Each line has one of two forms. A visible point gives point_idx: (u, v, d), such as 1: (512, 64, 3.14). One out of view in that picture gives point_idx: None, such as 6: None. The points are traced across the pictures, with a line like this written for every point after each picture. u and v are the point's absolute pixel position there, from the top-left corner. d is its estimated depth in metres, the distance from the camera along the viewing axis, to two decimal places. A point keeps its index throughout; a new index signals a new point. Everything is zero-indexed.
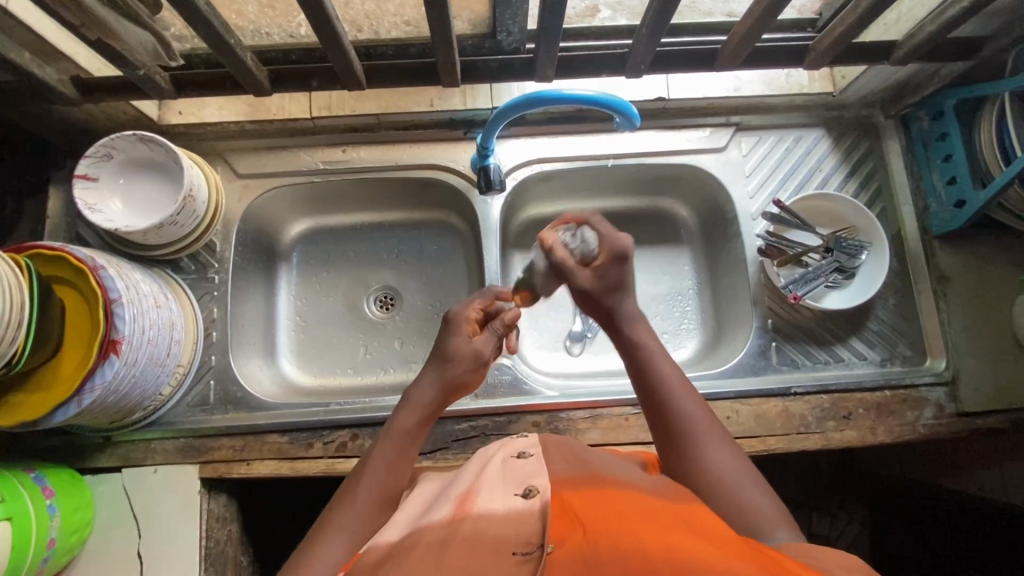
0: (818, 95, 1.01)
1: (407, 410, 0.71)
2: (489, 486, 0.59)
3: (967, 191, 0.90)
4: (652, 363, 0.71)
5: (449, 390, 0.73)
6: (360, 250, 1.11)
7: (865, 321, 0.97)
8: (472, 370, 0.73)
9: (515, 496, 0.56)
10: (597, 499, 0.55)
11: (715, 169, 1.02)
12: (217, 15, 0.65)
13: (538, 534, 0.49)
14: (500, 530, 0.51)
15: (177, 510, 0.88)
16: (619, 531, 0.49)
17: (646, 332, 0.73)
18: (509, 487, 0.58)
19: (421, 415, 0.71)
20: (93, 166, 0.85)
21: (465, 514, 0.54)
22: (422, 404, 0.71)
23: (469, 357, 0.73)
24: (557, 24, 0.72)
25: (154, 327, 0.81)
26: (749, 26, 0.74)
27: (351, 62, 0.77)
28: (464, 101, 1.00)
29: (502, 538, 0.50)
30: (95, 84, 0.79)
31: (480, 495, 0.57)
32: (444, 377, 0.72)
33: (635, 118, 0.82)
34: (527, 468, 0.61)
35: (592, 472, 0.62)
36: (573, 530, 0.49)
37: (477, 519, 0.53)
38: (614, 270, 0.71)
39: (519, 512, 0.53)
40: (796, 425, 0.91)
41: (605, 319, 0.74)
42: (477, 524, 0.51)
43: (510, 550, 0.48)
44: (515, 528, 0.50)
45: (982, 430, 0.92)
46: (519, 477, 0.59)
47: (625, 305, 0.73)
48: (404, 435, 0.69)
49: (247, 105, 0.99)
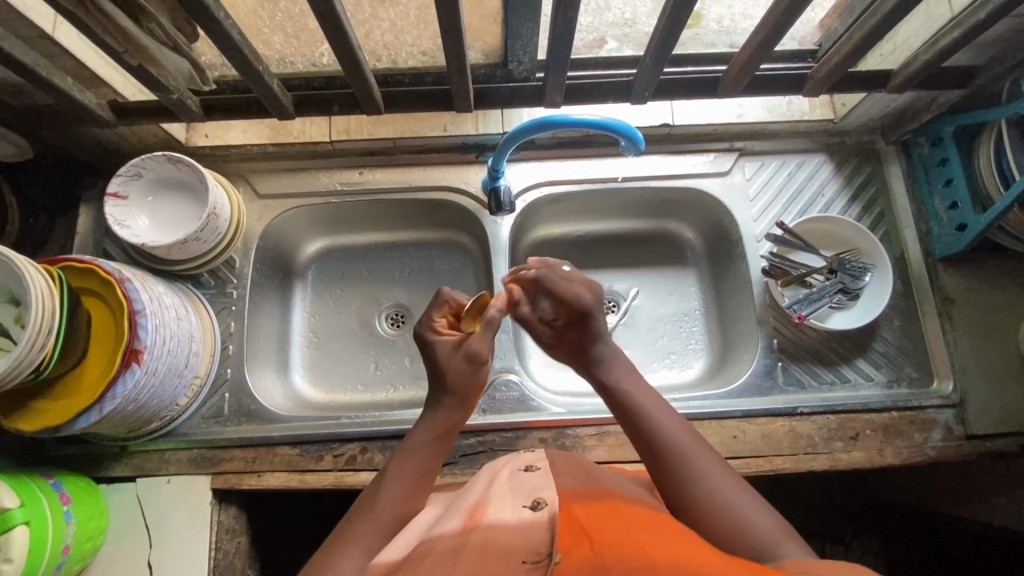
0: (819, 122, 1.04)
1: (425, 426, 0.72)
2: (498, 496, 0.60)
3: (968, 215, 0.92)
4: (634, 397, 0.72)
5: (464, 401, 0.73)
6: (374, 270, 1.14)
7: (871, 343, 0.98)
8: (472, 371, 0.72)
9: (523, 507, 0.57)
10: (606, 510, 0.57)
11: (720, 193, 1.05)
12: (247, 44, 0.69)
13: (547, 543, 0.51)
14: (511, 540, 0.52)
15: (188, 520, 0.89)
16: (627, 540, 0.51)
17: (620, 373, 0.74)
18: (517, 499, 0.59)
19: (434, 432, 0.72)
20: (124, 185, 0.89)
21: (475, 524, 0.55)
22: (443, 420, 0.72)
23: (459, 360, 0.72)
24: (565, 55, 0.77)
25: (173, 338, 0.84)
26: (748, 57, 0.78)
27: (371, 89, 0.82)
28: (476, 126, 1.04)
29: (511, 547, 0.51)
30: (130, 107, 0.83)
31: (490, 506, 0.58)
32: (446, 391, 0.72)
33: (639, 141, 0.85)
34: (535, 481, 0.62)
35: (601, 486, 0.63)
36: (581, 541, 0.51)
37: (487, 530, 0.54)
38: (577, 328, 0.75)
39: (528, 522, 0.54)
40: (803, 445, 0.91)
41: (581, 366, 0.77)
42: (486, 534, 0.53)
43: (520, 558, 0.50)
44: (525, 537, 0.52)
45: (992, 453, 0.92)
46: (527, 491, 0.60)
47: (599, 350, 0.76)
48: (421, 449, 0.70)
49: (270, 129, 1.03)
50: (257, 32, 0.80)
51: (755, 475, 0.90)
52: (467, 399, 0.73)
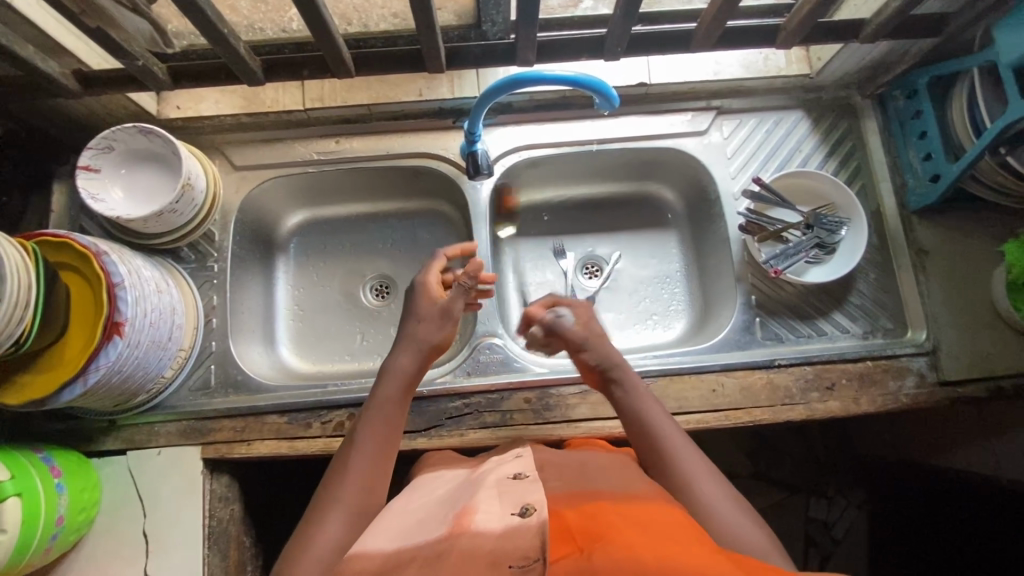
0: (795, 78, 1.04)
1: (387, 382, 0.76)
2: (485, 504, 0.59)
3: (941, 165, 0.93)
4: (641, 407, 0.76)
5: (424, 354, 0.79)
6: (356, 241, 1.14)
7: (847, 295, 1.00)
8: (440, 325, 0.81)
9: (512, 515, 0.56)
10: (596, 514, 0.58)
11: (698, 152, 1.05)
12: (210, 4, 0.68)
13: (537, 549, 0.50)
14: (497, 547, 0.52)
15: (180, 491, 0.91)
16: (618, 543, 0.52)
17: (633, 382, 0.80)
18: (506, 507, 0.58)
19: (401, 387, 0.76)
20: (95, 157, 0.88)
21: (462, 530, 0.55)
22: (402, 373, 0.77)
23: (435, 315, 0.81)
24: (534, 10, 0.75)
25: (154, 310, 0.84)
26: (719, 7, 0.76)
27: (341, 51, 0.80)
28: (452, 90, 1.03)
29: (498, 554, 0.51)
30: (95, 76, 0.81)
31: (477, 512, 0.58)
32: (414, 343, 0.79)
33: (614, 98, 0.84)
34: (522, 488, 0.61)
35: (589, 488, 0.64)
36: (572, 548, 0.52)
37: (474, 536, 0.54)
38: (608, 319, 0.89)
39: (515, 528, 0.54)
40: (780, 397, 0.93)
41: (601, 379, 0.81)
42: (471, 541, 0.53)
43: (506, 564, 0.49)
44: (512, 542, 0.51)
45: (965, 399, 0.94)
46: (514, 498, 0.59)
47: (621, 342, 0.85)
48: (387, 403, 0.74)
49: (242, 98, 1.01)
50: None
51: (735, 427, 0.92)
52: (429, 354, 0.80)
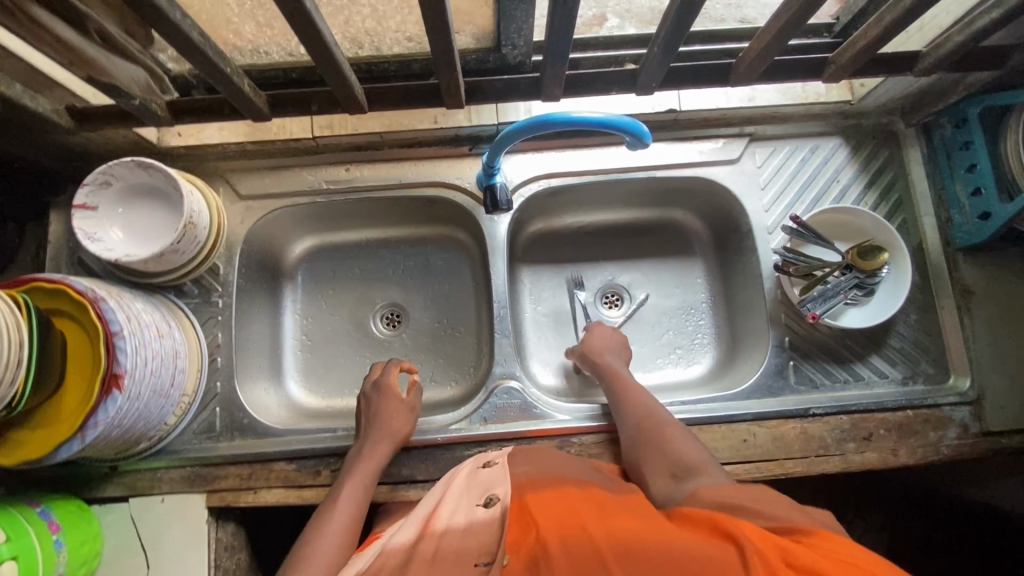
0: (836, 104, 0.97)
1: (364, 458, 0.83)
2: (454, 498, 0.68)
3: (993, 203, 0.87)
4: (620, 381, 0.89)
5: (397, 440, 0.85)
6: (366, 268, 1.09)
7: (886, 338, 0.94)
8: (410, 418, 0.87)
9: (476, 506, 0.65)
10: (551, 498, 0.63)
11: (729, 182, 0.99)
12: (213, 46, 0.63)
13: (495, 545, 0.58)
14: (463, 544, 0.59)
15: (184, 541, 0.87)
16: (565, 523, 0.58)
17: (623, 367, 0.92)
18: (471, 499, 0.67)
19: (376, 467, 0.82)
20: (92, 194, 0.82)
21: (429, 530, 0.62)
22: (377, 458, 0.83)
23: (404, 410, 0.88)
24: (563, 46, 0.69)
25: (156, 358, 0.80)
26: (767, 41, 0.70)
27: (352, 87, 0.75)
28: (469, 118, 0.97)
29: (462, 551, 0.58)
30: (91, 112, 0.77)
31: (443, 511, 0.65)
32: (391, 436, 0.84)
33: (645, 137, 0.78)
34: (490, 477, 0.70)
35: (552, 473, 0.70)
36: (525, 535, 0.58)
37: (440, 534, 0.61)
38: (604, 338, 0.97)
39: (481, 521, 0.62)
40: (815, 448, 0.89)
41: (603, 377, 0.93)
42: (440, 540, 0.60)
43: (472, 561, 0.57)
44: (476, 541, 0.59)
45: (1008, 450, 0.89)
46: (482, 488, 0.68)
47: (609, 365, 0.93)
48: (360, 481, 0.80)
49: (247, 126, 0.97)
50: (226, 21, 0.73)
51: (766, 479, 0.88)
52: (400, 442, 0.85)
